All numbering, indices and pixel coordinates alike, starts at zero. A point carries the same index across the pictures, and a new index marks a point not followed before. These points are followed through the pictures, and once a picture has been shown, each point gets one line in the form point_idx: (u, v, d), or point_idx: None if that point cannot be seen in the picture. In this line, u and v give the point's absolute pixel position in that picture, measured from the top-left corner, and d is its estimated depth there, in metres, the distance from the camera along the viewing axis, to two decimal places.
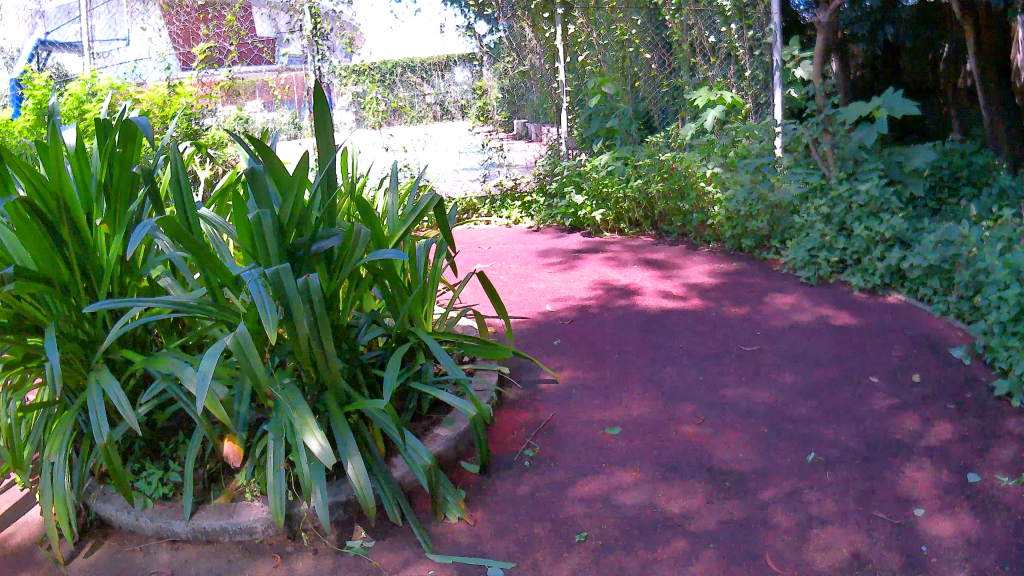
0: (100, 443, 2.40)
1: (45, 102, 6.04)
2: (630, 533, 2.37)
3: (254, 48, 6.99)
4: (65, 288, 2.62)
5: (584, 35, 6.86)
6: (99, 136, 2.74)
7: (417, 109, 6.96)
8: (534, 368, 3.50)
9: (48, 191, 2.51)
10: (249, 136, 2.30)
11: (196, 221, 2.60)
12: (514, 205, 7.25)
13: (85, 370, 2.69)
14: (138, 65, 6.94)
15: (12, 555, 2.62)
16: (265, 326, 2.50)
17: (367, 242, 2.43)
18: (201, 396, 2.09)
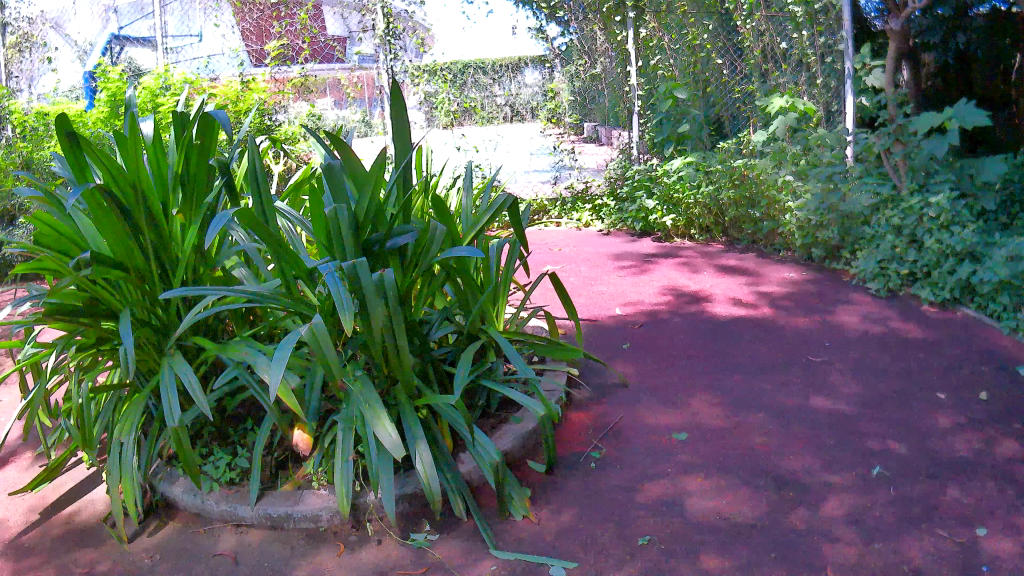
0: (171, 427, 2.46)
1: (120, 95, 6.15)
2: (692, 538, 2.37)
3: (325, 47, 7.14)
4: (141, 276, 2.70)
5: (655, 39, 6.86)
6: (175, 129, 2.80)
7: (487, 110, 7.04)
8: (601, 370, 3.50)
9: (124, 181, 2.59)
10: (326, 131, 2.34)
11: (272, 214, 2.65)
12: (585, 208, 7.32)
13: (158, 355, 2.77)
14: (211, 61, 6.93)
15: (74, 530, 2.74)
16: (339, 318, 2.54)
17: (441, 240, 2.45)
18: (274, 383, 2.12)
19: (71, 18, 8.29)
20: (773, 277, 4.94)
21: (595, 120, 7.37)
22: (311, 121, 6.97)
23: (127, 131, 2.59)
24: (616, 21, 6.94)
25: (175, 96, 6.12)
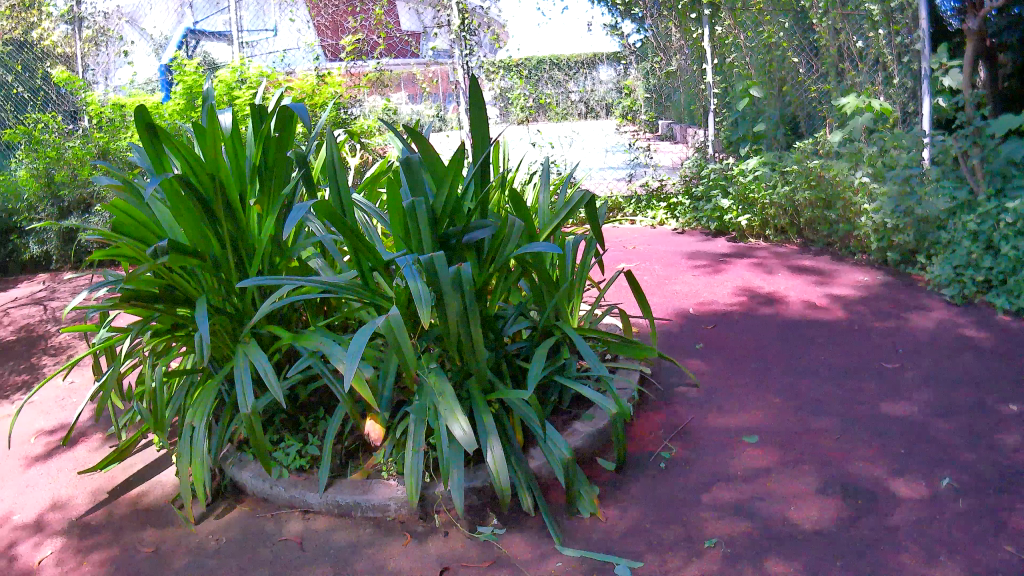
0: (244, 413, 2.50)
1: (196, 87, 6.25)
2: (758, 542, 2.33)
3: (399, 42, 7.16)
4: (216, 264, 2.74)
5: (731, 36, 6.64)
6: (254, 122, 2.85)
7: (561, 106, 7.15)
8: (674, 371, 3.47)
9: (203, 172, 2.63)
10: (405, 125, 2.37)
11: (349, 205, 2.67)
12: (659, 206, 7.15)
13: (233, 343, 2.83)
14: (287, 55, 7.12)
15: (147, 510, 2.82)
16: (415, 311, 2.56)
17: (518, 236, 2.45)
18: (349, 373, 2.14)
19: (148, 14, 8.72)
20: (848, 280, 4.84)
21: (670, 118, 7.43)
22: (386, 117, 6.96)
23: (207, 123, 2.63)
24: (692, 18, 6.88)
25: (250, 89, 6.23)
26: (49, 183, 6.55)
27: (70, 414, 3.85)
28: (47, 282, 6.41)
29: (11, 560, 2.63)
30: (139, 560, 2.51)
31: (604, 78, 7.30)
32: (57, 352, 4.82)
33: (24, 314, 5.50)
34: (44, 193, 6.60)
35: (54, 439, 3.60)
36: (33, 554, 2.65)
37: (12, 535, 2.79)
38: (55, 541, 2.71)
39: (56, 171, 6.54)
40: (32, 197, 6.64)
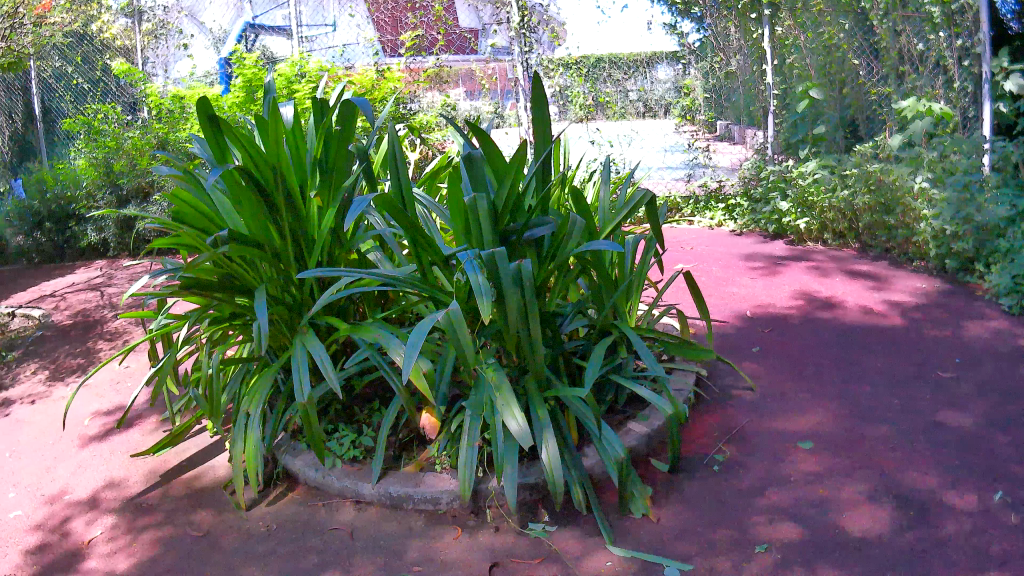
0: (300, 402, 2.52)
1: (256, 80, 6.34)
2: (809, 549, 2.30)
3: (458, 38, 7.25)
4: (276, 255, 2.78)
5: (791, 37, 6.41)
6: (315, 115, 2.88)
7: (621, 104, 7.16)
8: (730, 373, 3.44)
9: (264, 163, 2.67)
10: (468, 122, 2.38)
11: (410, 199, 2.69)
12: (718, 207, 7.18)
13: (291, 333, 2.86)
14: (345, 50, 7.09)
15: (201, 494, 2.88)
16: (474, 305, 2.57)
17: (580, 233, 2.45)
18: (409, 366, 2.16)
19: (207, 7, 8.83)
20: (906, 287, 4.75)
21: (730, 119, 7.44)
22: (446, 111, 6.96)
23: (269, 116, 2.66)
24: (752, 18, 6.80)
25: (308, 83, 6.31)
26: (108, 172, 6.82)
27: (125, 397, 3.95)
28: (105, 269, 6.65)
29: (66, 536, 2.74)
30: (189, 542, 2.58)
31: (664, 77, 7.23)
32: (112, 338, 4.91)
33: (83, 300, 5.73)
34: (103, 181, 6.85)
35: (111, 420, 3.71)
36: (86, 531, 2.74)
37: (68, 511, 2.90)
38: (107, 519, 2.80)
39: (114, 161, 6.81)
40: (91, 185, 6.89)
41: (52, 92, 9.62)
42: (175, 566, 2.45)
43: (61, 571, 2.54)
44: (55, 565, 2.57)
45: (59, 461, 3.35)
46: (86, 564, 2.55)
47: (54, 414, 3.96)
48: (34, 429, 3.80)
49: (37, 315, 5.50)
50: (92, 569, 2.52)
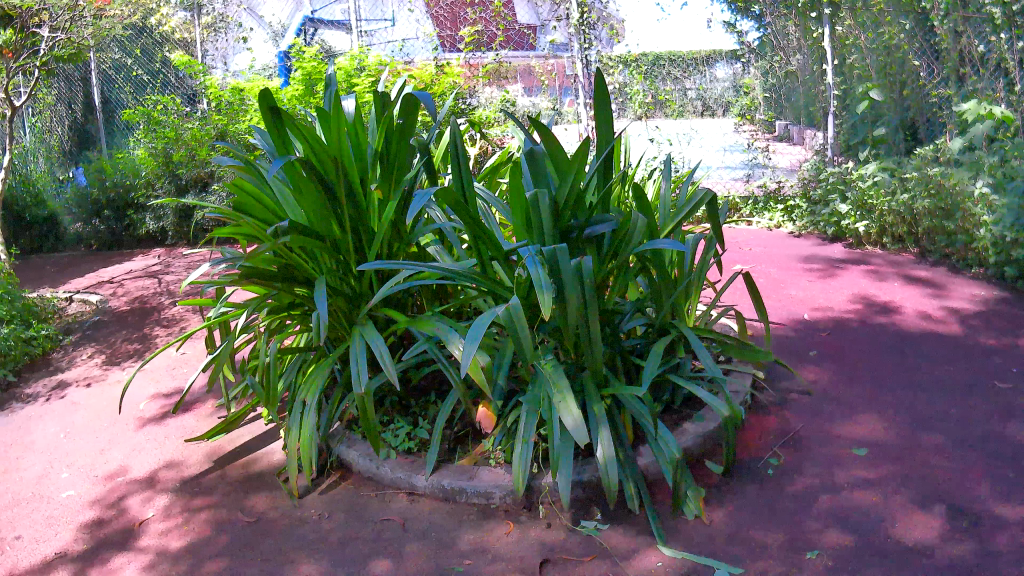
0: (357, 393, 2.54)
1: (315, 74, 6.43)
2: (861, 555, 2.27)
3: (517, 34, 7.30)
4: (336, 246, 2.80)
5: (852, 37, 6.30)
6: (377, 108, 2.90)
7: (680, 100, 7.27)
8: (786, 377, 3.41)
9: (326, 155, 2.70)
10: (531, 116, 2.39)
11: (470, 193, 2.69)
12: (777, 208, 6.78)
13: (350, 325, 2.89)
14: (405, 45, 7.19)
15: (256, 481, 2.94)
16: (534, 301, 2.57)
17: (642, 231, 2.44)
18: (468, 356, 2.18)
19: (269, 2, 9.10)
20: (966, 293, 4.66)
21: (788, 119, 7.39)
22: (507, 106, 6.78)
23: (332, 108, 2.69)
24: (813, 17, 6.59)
25: (369, 77, 6.34)
26: (167, 162, 7.04)
27: (182, 382, 4.07)
28: (163, 257, 6.90)
29: (123, 513, 2.90)
30: (244, 528, 2.64)
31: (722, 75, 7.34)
32: (168, 325, 5.08)
33: (140, 287, 5.96)
34: (162, 170, 7.09)
35: (169, 403, 3.86)
36: (142, 510, 2.90)
37: (124, 490, 3.08)
38: (161, 500, 2.95)
39: (175, 150, 7.05)
40: (151, 176, 7.13)
41: (112, 83, 9.64)
42: (228, 550, 2.51)
43: (117, 546, 2.69)
44: (110, 541, 2.73)
45: (112, 443, 3.52)
46: (142, 544, 2.66)
47: (110, 395, 4.11)
48: (90, 411, 3.95)
49: (94, 301, 5.68)
50: (147, 546, 2.65)
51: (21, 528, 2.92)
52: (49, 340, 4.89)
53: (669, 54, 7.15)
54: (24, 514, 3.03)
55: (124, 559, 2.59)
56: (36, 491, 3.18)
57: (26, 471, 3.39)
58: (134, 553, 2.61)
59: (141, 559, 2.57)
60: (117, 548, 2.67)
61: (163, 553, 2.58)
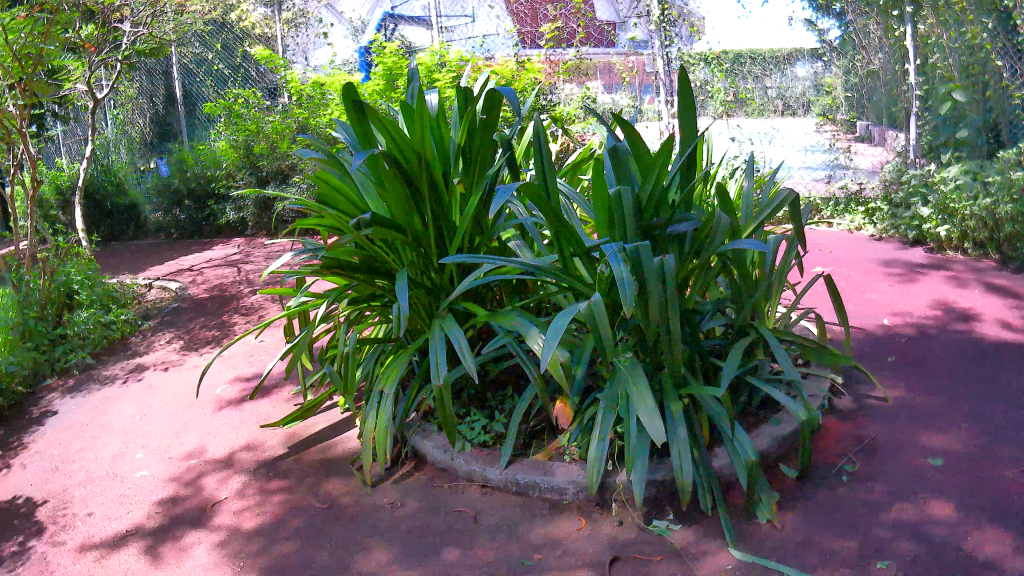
0: (436, 384, 2.56)
1: (395, 69, 6.54)
2: (935, 563, 2.21)
3: (596, 31, 7.20)
4: (417, 238, 2.84)
5: (934, 36, 5.97)
6: (460, 103, 2.94)
7: (759, 100, 7.03)
8: (864, 383, 3.35)
9: (408, 148, 2.73)
10: (614, 114, 2.42)
11: (552, 188, 2.67)
12: (858, 209, 6.52)
13: (430, 316, 2.92)
14: (486, 41, 7.21)
15: (330, 467, 3.00)
16: (615, 298, 2.57)
17: (726, 232, 2.39)
18: (548, 351, 2.19)
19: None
20: None
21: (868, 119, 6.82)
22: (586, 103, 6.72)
23: (415, 103, 2.73)
24: (894, 16, 6.33)
25: (449, 72, 6.42)
26: (248, 154, 7.86)
27: (258, 368, 4.17)
28: (243, 248, 7.44)
29: (200, 490, 3.02)
30: (316, 513, 2.71)
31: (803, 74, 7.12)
32: (248, 313, 5.28)
33: (219, 275, 6.43)
34: (242, 163, 7.94)
35: (248, 386, 3.97)
36: (219, 488, 3.00)
37: (202, 468, 3.19)
38: (238, 479, 3.05)
39: (256, 143, 7.83)
40: (231, 166, 8.00)
41: (194, 77, 10.21)
42: (300, 534, 2.58)
43: (192, 522, 2.79)
44: (186, 517, 2.84)
45: (188, 426, 3.63)
46: (218, 522, 2.76)
47: (188, 379, 4.24)
48: (169, 393, 4.10)
49: (172, 288, 6.14)
50: (222, 524, 2.74)
51: (94, 505, 3.09)
52: (128, 325, 5.22)
53: (750, 52, 7.03)
54: (98, 491, 3.19)
55: (198, 535, 2.70)
56: (110, 470, 3.35)
57: (102, 450, 3.56)
58: (209, 530, 2.71)
59: (215, 536, 2.67)
60: (193, 524, 2.78)
61: (236, 531, 2.68)
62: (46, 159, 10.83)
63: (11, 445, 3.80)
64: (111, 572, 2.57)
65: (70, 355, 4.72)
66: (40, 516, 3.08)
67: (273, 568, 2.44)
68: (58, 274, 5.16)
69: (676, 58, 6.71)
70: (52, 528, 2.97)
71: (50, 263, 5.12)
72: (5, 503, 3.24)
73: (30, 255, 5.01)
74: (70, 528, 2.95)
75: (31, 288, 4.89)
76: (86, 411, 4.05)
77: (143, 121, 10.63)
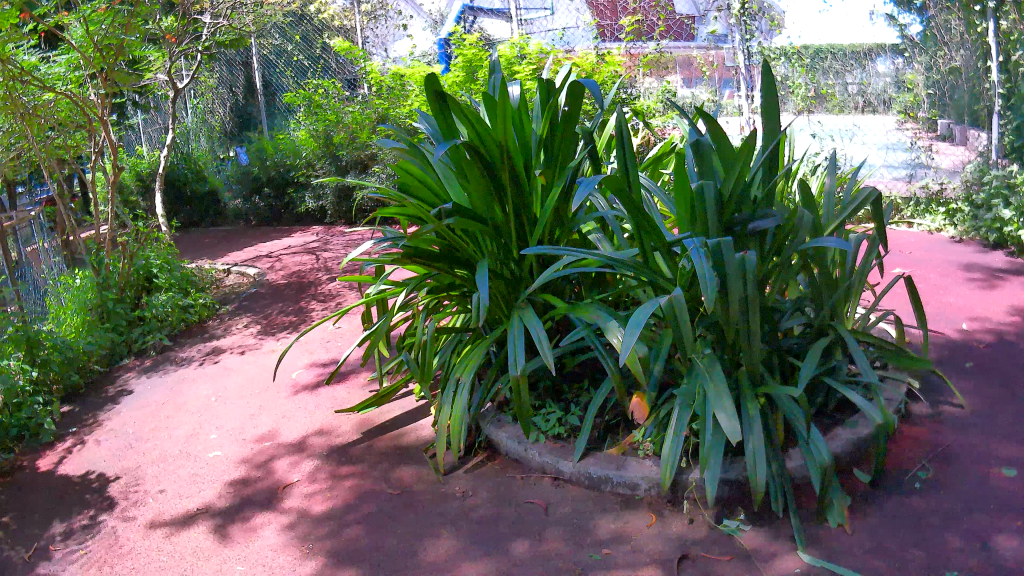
0: (513, 375, 2.58)
1: (476, 62, 6.86)
2: (1008, 573, 2.15)
3: (676, 24, 7.21)
4: (497, 229, 2.84)
5: (1018, 32, 5.71)
6: (542, 96, 2.93)
7: (841, 97, 6.45)
8: (942, 389, 3.26)
9: (489, 139, 2.73)
10: (698, 108, 2.43)
11: (635, 181, 2.66)
12: (939, 210, 6.24)
13: (509, 307, 2.94)
14: (566, 34, 7.49)
15: (401, 454, 3.05)
16: (697, 293, 2.55)
17: (808, 229, 2.42)
18: (627, 346, 2.18)
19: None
20: None
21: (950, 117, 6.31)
22: (667, 96, 6.95)
23: (497, 93, 2.72)
24: (978, 11, 5.91)
25: (531, 64, 6.68)
26: (328, 143, 8.15)
27: (334, 355, 4.23)
28: (321, 235, 7.62)
29: (269, 473, 3.07)
30: (385, 499, 2.75)
31: (884, 69, 6.49)
32: (326, 299, 5.37)
33: (298, 262, 6.54)
34: (323, 152, 8.23)
35: (324, 371, 4.03)
36: (289, 471, 3.06)
37: (273, 452, 3.25)
38: (309, 463, 3.10)
39: (335, 133, 8.12)
40: (312, 155, 8.29)
41: (274, 68, 10.44)
42: (367, 520, 2.63)
43: (261, 505, 2.85)
44: (255, 498, 2.90)
45: (262, 409, 3.71)
46: (288, 504, 2.82)
47: (264, 363, 4.33)
48: (243, 376, 4.19)
49: (251, 274, 6.30)
50: (291, 507, 2.80)
51: (166, 482, 3.18)
52: (206, 309, 5.39)
53: (829, 45, 6.44)
54: (171, 470, 3.28)
55: (267, 517, 2.76)
56: (183, 450, 3.43)
57: (176, 430, 3.66)
58: (278, 512, 2.77)
59: (284, 519, 2.73)
60: (262, 506, 2.84)
61: (304, 515, 2.73)
62: (127, 146, 11.14)
63: (87, 422, 3.93)
64: (181, 549, 2.65)
65: (148, 337, 4.89)
66: (112, 492, 3.17)
67: (340, 553, 2.48)
68: (138, 257, 5.31)
69: (756, 52, 6.25)
70: (125, 504, 3.06)
71: (130, 246, 5.27)
72: (79, 478, 3.34)
73: (110, 239, 5.17)
74: (141, 504, 3.04)
75: (111, 272, 5.07)
76: (162, 391, 4.16)
77: (223, 112, 10.87)
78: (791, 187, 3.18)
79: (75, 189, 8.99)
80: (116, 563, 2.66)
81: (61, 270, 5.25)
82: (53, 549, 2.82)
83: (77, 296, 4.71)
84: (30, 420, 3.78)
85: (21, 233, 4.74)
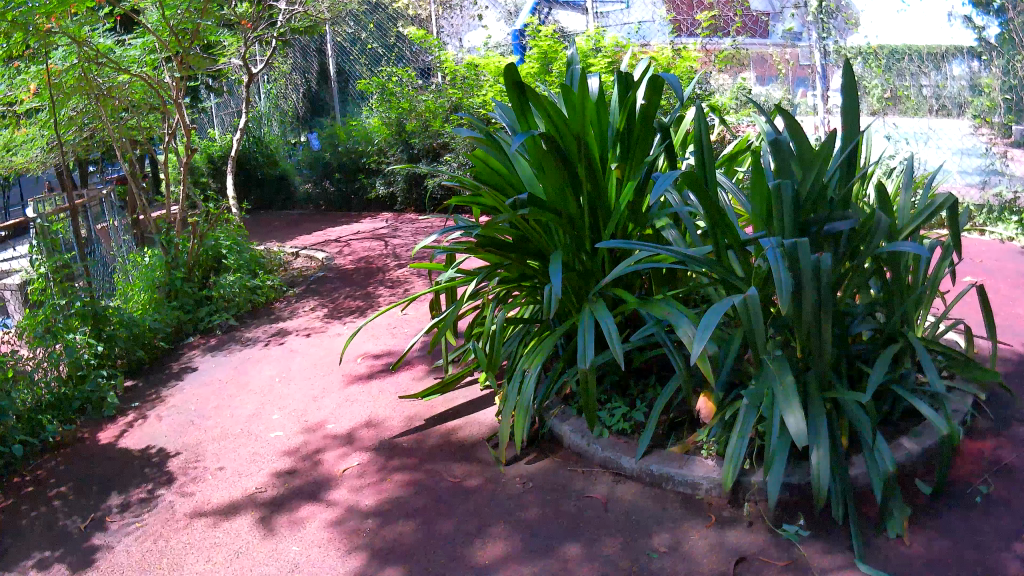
0: (582, 368, 2.60)
1: (550, 53, 6.92)
2: None
3: (752, 20, 7.27)
4: (570, 221, 2.87)
5: None
6: (620, 89, 2.94)
7: (916, 99, 6.27)
8: (1011, 401, 3.17)
9: (566, 130, 2.76)
10: (778, 106, 2.42)
11: (711, 179, 2.66)
12: (1013, 218, 6.08)
13: (578, 300, 2.95)
14: (641, 27, 7.57)
15: (459, 445, 3.08)
16: (770, 294, 2.54)
17: (884, 233, 2.39)
18: (699, 345, 2.16)
19: None
20: None
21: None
22: (743, 92, 6.88)
23: (577, 86, 2.75)
24: None
25: (606, 58, 6.71)
26: (400, 131, 8.23)
27: (397, 342, 4.27)
28: (390, 222, 7.71)
29: (318, 465, 3.11)
30: (436, 492, 2.79)
31: (962, 72, 6.23)
32: (393, 286, 5.43)
33: (366, 248, 6.62)
34: (394, 139, 8.30)
35: (378, 362, 4.07)
36: (339, 463, 3.09)
37: (326, 441, 3.29)
38: (362, 455, 3.13)
39: (407, 121, 8.20)
40: (384, 143, 8.38)
41: (347, 56, 10.57)
42: (418, 514, 2.66)
43: (311, 495, 2.89)
44: (306, 488, 2.94)
45: (324, 393, 3.78)
46: (340, 493, 2.86)
47: (330, 346, 4.38)
48: (307, 358, 4.26)
49: (318, 259, 6.41)
50: (339, 500, 2.83)
51: (225, 460, 3.25)
52: (273, 291, 5.47)
53: (906, 45, 6.26)
54: (230, 448, 3.34)
55: (313, 509, 2.79)
56: (244, 429, 3.50)
57: (238, 409, 3.73)
58: (326, 504, 2.81)
59: (332, 511, 2.76)
60: (312, 497, 2.88)
61: (353, 508, 2.76)
62: (201, 129, 11.42)
63: (149, 398, 4.01)
64: (234, 531, 2.72)
65: (214, 316, 4.99)
66: (170, 467, 3.25)
67: (385, 547, 2.51)
68: (208, 238, 5.42)
69: (832, 50, 6.48)
70: (183, 480, 3.13)
71: (200, 227, 5.38)
72: (139, 452, 3.42)
73: (180, 219, 5.29)
74: (199, 481, 3.11)
75: (181, 251, 5.21)
76: (226, 370, 4.25)
77: (296, 97, 11.03)
78: (867, 189, 3.14)
79: (147, 169, 9.22)
80: (170, 538, 2.74)
81: (131, 247, 5.38)
82: (109, 520, 2.90)
83: (145, 273, 4.80)
84: (94, 393, 3.90)
85: (92, 211, 4.85)
